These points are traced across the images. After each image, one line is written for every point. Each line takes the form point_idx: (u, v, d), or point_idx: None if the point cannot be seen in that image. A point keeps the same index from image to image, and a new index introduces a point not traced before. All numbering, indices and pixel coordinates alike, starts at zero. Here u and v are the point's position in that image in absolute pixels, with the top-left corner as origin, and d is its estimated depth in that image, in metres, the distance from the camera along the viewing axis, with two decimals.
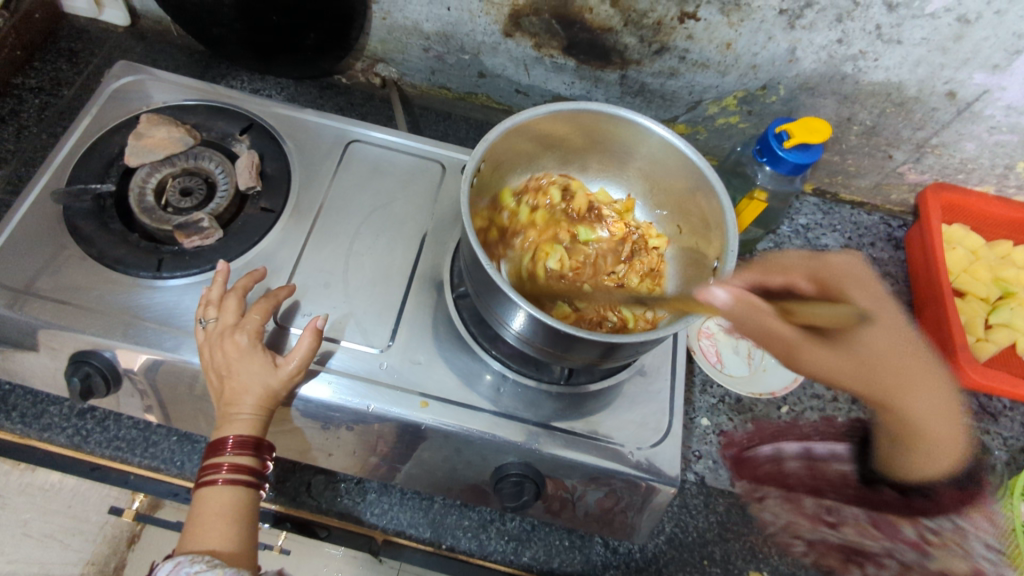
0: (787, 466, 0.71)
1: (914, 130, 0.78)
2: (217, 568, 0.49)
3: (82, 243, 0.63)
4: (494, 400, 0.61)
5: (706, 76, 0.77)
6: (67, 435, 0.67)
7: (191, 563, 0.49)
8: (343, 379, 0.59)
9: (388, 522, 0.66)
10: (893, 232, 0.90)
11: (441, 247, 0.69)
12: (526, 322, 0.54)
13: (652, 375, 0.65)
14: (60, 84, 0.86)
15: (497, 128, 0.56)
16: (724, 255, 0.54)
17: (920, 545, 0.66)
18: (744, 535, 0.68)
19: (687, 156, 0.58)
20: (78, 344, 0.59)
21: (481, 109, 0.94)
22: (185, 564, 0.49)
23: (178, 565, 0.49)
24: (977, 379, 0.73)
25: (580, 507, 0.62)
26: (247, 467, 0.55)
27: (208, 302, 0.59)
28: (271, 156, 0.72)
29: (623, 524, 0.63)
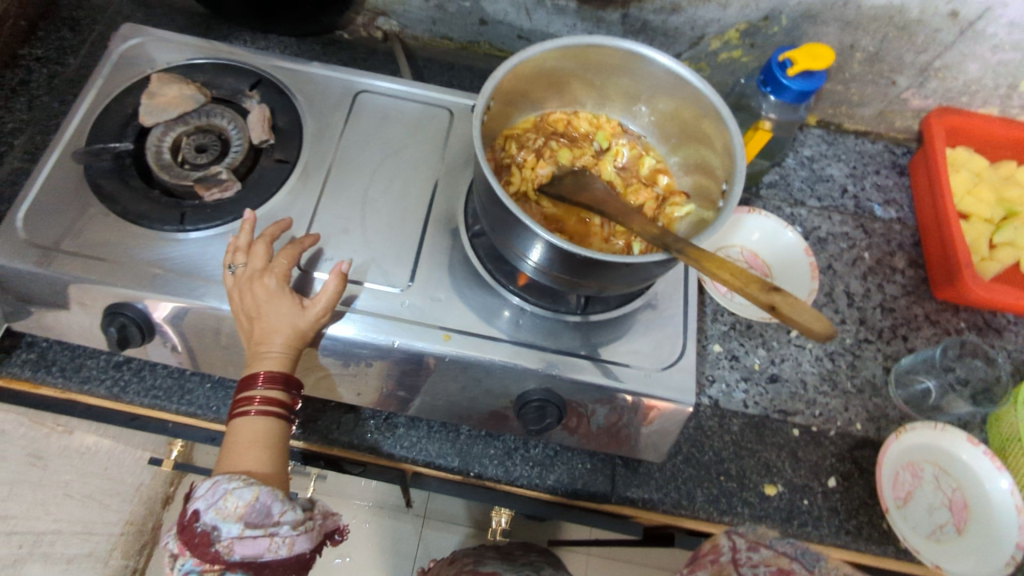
0: (798, 386, 0.74)
1: (918, 53, 0.78)
2: (253, 486, 0.52)
3: (106, 200, 0.65)
4: (514, 332, 0.63)
5: (708, 10, 0.77)
6: (106, 386, 0.69)
7: (229, 481, 0.52)
8: (368, 318, 0.61)
9: (417, 454, 0.69)
10: (898, 160, 0.91)
11: (454, 190, 0.70)
12: (544, 252, 0.55)
13: (664, 304, 0.67)
14: (67, 53, 0.87)
15: (506, 65, 0.57)
16: (733, 179, 0.55)
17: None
18: (759, 452, 0.70)
19: (692, 84, 0.59)
20: (111, 296, 0.61)
21: (484, 57, 0.94)
22: (223, 482, 0.52)
23: (217, 483, 0.52)
24: (981, 293, 0.75)
25: (597, 429, 0.65)
26: (278, 400, 0.57)
27: (236, 249, 0.61)
28: (282, 109, 0.73)
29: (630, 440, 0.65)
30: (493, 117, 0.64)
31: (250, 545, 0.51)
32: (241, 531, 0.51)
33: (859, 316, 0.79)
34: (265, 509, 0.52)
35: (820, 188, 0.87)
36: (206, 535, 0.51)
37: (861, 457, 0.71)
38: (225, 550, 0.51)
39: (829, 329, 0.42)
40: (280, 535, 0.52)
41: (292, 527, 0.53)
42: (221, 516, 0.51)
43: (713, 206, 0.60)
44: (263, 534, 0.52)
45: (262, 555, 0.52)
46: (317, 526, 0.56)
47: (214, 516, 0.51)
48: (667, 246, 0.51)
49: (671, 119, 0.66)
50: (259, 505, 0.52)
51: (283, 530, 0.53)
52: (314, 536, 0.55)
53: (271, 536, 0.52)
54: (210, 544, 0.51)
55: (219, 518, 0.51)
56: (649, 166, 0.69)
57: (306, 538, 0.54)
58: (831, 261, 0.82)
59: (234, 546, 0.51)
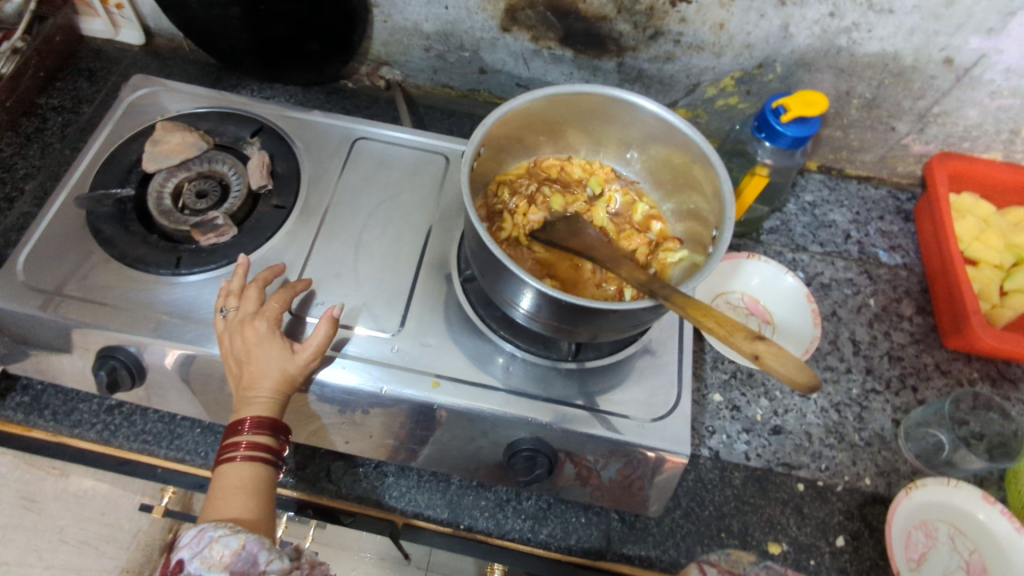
0: (803, 438, 0.71)
1: (915, 99, 0.78)
2: (240, 534, 0.51)
3: (105, 245, 0.66)
4: (505, 378, 0.62)
5: (702, 58, 0.78)
6: (96, 431, 0.69)
7: (215, 528, 0.51)
8: (357, 363, 0.61)
9: (406, 504, 0.67)
10: (902, 205, 0.90)
11: (448, 234, 0.71)
12: (533, 298, 0.55)
13: (660, 351, 0.65)
14: (81, 102, 0.90)
15: (495, 113, 0.58)
16: (722, 225, 0.54)
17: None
18: (762, 508, 0.67)
19: (681, 131, 0.59)
20: (103, 340, 0.62)
21: (485, 105, 0.95)
22: (209, 529, 0.51)
23: (202, 531, 0.51)
24: (992, 342, 0.72)
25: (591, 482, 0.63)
26: (265, 446, 0.56)
27: (229, 293, 0.61)
28: (282, 156, 0.74)
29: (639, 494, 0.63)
30: (484, 162, 0.65)
31: None
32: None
33: (865, 365, 0.76)
34: (251, 557, 0.51)
35: (823, 233, 0.86)
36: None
37: (871, 513, 0.68)
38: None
39: (814, 380, 0.40)
40: None
41: None
42: (206, 565, 0.50)
43: (705, 252, 0.59)
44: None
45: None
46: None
47: (199, 565, 0.50)
48: (653, 293, 0.50)
49: (664, 165, 0.66)
50: (245, 553, 0.50)
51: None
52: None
53: None
54: None
55: (204, 567, 0.50)
56: (643, 212, 0.69)
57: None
58: (834, 308, 0.80)
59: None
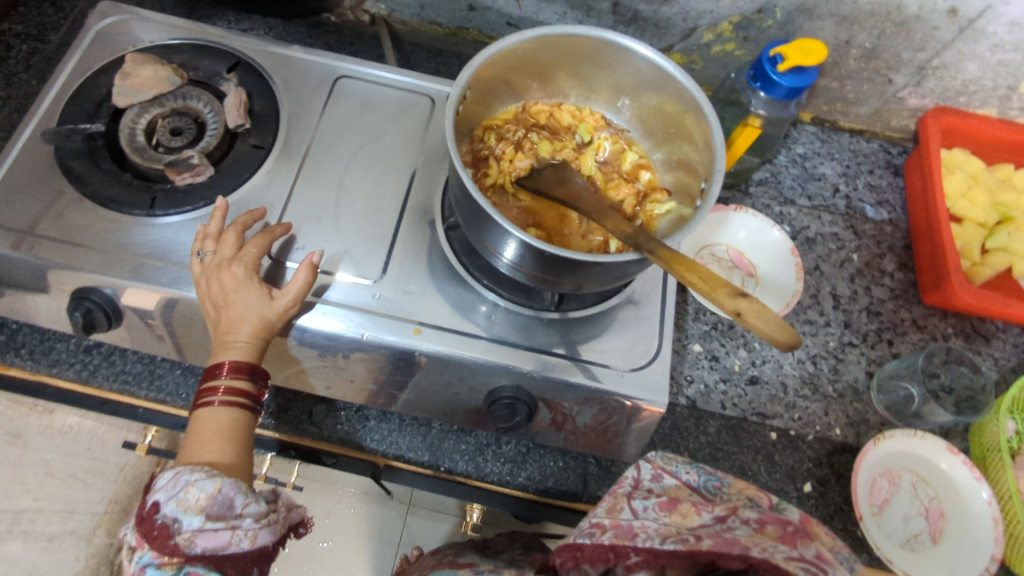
0: (778, 389, 0.73)
1: (915, 51, 0.76)
2: (216, 478, 0.52)
3: (75, 182, 0.64)
4: (486, 327, 0.62)
5: (701, 1, 0.75)
6: (75, 370, 0.68)
7: (191, 473, 0.51)
8: (338, 309, 0.60)
9: (388, 447, 0.68)
10: (893, 160, 0.89)
11: (432, 180, 0.69)
12: (516, 248, 0.54)
13: (643, 302, 0.65)
14: (47, 30, 0.85)
15: (482, 53, 0.56)
16: (711, 178, 0.54)
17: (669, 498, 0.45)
18: (734, 455, 0.69)
19: (675, 78, 0.58)
20: (77, 280, 0.60)
21: (473, 44, 0.92)
22: (185, 473, 0.51)
23: (178, 474, 0.51)
24: (970, 300, 0.73)
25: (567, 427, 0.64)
26: (244, 391, 0.56)
27: (206, 236, 0.60)
28: (260, 93, 0.71)
29: (613, 438, 0.65)
30: (470, 106, 0.63)
31: (211, 538, 0.50)
32: (202, 523, 0.50)
33: (844, 319, 0.77)
34: (228, 501, 0.51)
35: (811, 186, 0.85)
36: (166, 527, 0.50)
37: (839, 462, 0.70)
38: (186, 543, 0.49)
39: (794, 337, 0.40)
40: (242, 528, 0.51)
41: (256, 519, 0.52)
42: (182, 508, 0.50)
43: (693, 205, 0.58)
44: (225, 526, 0.51)
45: (224, 548, 0.51)
46: (281, 519, 0.55)
47: (174, 508, 0.50)
48: (638, 246, 0.49)
49: (655, 113, 0.65)
50: (222, 497, 0.51)
51: (245, 523, 0.52)
52: (277, 529, 0.54)
53: (233, 528, 0.51)
54: (169, 536, 0.50)
55: (180, 510, 0.50)
56: (632, 161, 0.67)
57: (269, 531, 0.53)
58: (818, 262, 0.80)
59: (195, 539, 0.50)
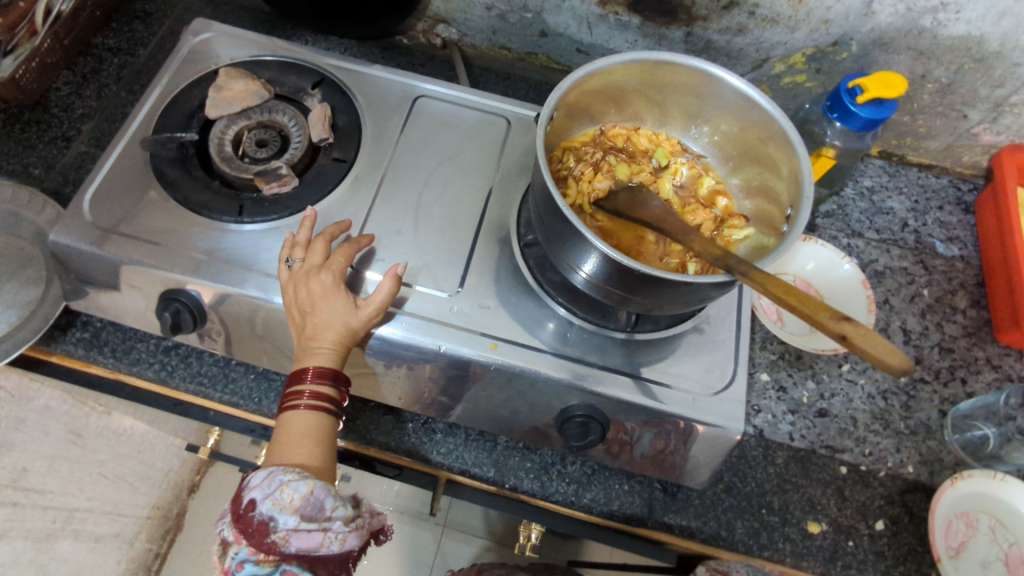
0: (847, 422, 0.71)
1: (993, 87, 0.76)
2: (308, 479, 0.52)
3: (168, 187, 0.67)
4: (560, 345, 0.62)
5: (775, 32, 0.76)
6: (154, 370, 0.70)
7: (285, 473, 0.52)
8: (417, 320, 0.61)
9: (453, 461, 0.68)
10: (963, 196, 0.88)
11: (507, 198, 0.70)
12: (599, 265, 0.54)
13: (715, 327, 0.65)
14: (137, 45, 0.90)
15: (573, 76, 0.57)
16: (799, 204, 0.54)
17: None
18: (804, 488, 0.68)
19: (761, 106, 0.58)
20: (167, 281, 0.63)
21: (541, 69, 0.94)
22: (279, 473, 0.52)
23: (272, 473, 0.52)
24: None
25: (636, 449, 0.63)
26: (327, 396, 0.57)
27: (295, 244, 0.61)
28: (343, 109, 0.74)
29: (673, 464, 0.64)
30: (552, 127, 0.64)
31: (304, 539, 0.51)
32: (297, 523, 0.51)
33: (915, 355, 0.76)
34: (319, 502, 0.52)
35: (879, 220, 0.84)
36: (263, 525, 0.51)
37: (912, 500, 0.68)
38: (282, 542, 0.50)
39: (906, 362, 0.40)
40: (333, 530, 0.52)
41: (344, 523, 0.53)
42: (278, 507, 0.51)
43: (777, 232, 0.58)
44: (317, 528, 0.51)
45: (316, 549, 0.51)
46: (365, 524, 0.55)
47: (271, 506, 0.51)
48: (729, 268, 0.49)
49: (735, 140, 0.65)
50: (314, 499, 0.52)
51: (336, 525, 0.52)
52: (362, 534, 0.55)
53: (325, 530, 0.52)
54: (266, 534, 0.50)
55: (275, 508, 0.51)
56: (709, 187, 0.68)
57: (356, 535, 0.54)
58: (887, 296, 0.79)
59: (290, 538, 0.51)
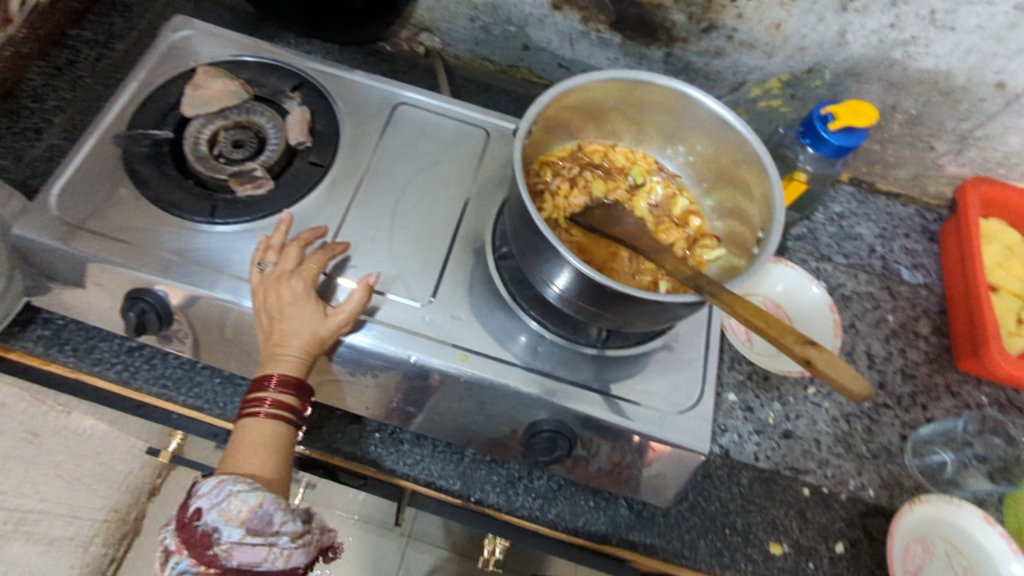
0: (811, 444, 0.73)
1: (959, 120, 0.78)
2: (258, 491, 0.51)
3: (139, 185, 0.65)
4: (530, 359, 0.62)
5: (752, 57, 0.78)
6: (116, 370, 0.69)
7: (235, 483, 0.51)
8: (388, 329, 0.61)
9: (419, 472, 0.68)
10: (928, 225, 0.90)
11: (483, 210, 0.70)
12: (571, 279, 0.55)
13: (684, 346, 0.66)
14: (115, 39, 0.88)
15: (552, 91, 0.57)
16: (770, 227, 0.55)
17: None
18: (767, 509, 0.68)
19: (736, 129, 0.59)
20: (132, 281, 0.61)
21: (523, 82, 0.94)
22: (229, 483, 0.51)
23: (222, 483, 0.51)
24: (1010, 370, 0.73)
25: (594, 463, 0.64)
26: (288, 405, 0.56)
27: (268, 247, 0.61)
28: (322, 113, 0.73)
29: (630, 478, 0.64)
30: (531, 141, 0.64)
31: (248, 553, 0.50)
32: (242, 537, 0.50)
33: (879, 380, 0.77)
34: (267, 516, 0.51)
35: (848, 245, 0.86)
36: (206, 536, 0.50)
37: (871, 524, 0.69)
38: (224, 554, 0.50)
39: (866, 389, 0.41)
40: (278, 546, 0.51)
41: (291, 539, 0.52)
42: (224, 518, 0.50)
43: (747, 254, 0.59)
44: (263, 542, 0.51)
45: (259, 564, 0.51)
46: (314, 540, 0.55)
47: (216, 517, 0.50)
48: (699, 288, 0.50)
49: (709, 162, 0.66)
50: (262, 512, 0.51)
51: (282, 541, 0.52)
52: (310, 551, 0.54)
53: (270, 545, 0.51)
54: (208, 546, 0.50)
55: (221, 520, 0.50)
56: (682, 206, 0.69)
57: (303, 552, 0.53)
58: (853, 320, 0.81)
59: (233, 551, 0.50)
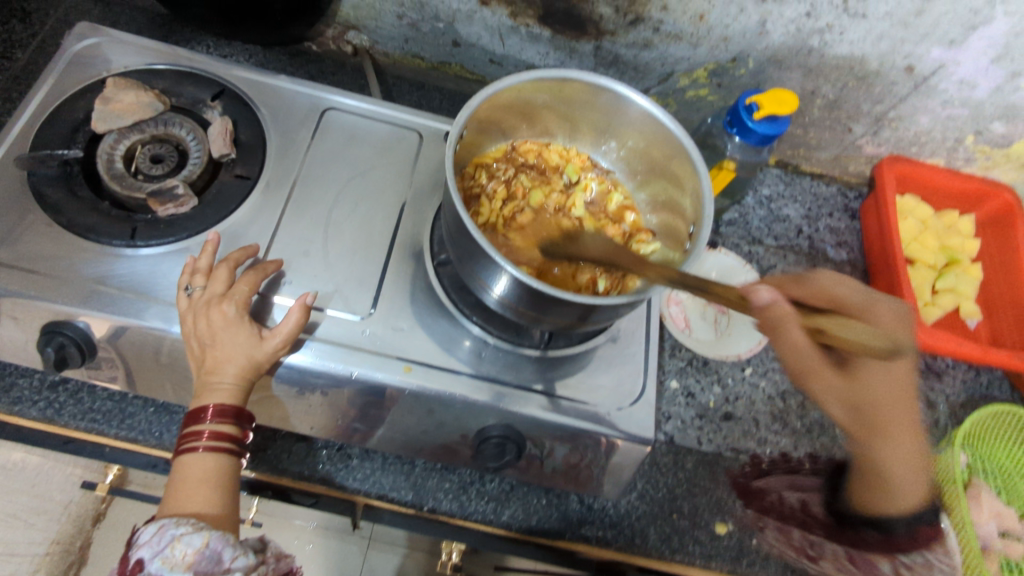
0: (750, 425, 0.77)
1: (874, 103, 0.81)
2: (202, 531, 0.51)
3: (50, 210, 0.61)
4: (475, 365, 0.62)
5: (679, 48, 0.79)
6: (39, 409, 0.67)
7: (177, 526, 0.51)
8: (328, 346, 0.59)
9: (370, 487, 0.70)
10: (850, 204, 0.94)
11: (420, 216, 0.69)
12: (508, 285, 0.55)
13: (626, 340, 0.68)
14: (12, 47, 0.82)
15: (481, 94, 0.57)
16: (701, 222, 0.56)
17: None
18: (711, 490, 0.73)
19: (665, 126, 0.60)
20: (49, 313, 0.58)
21: (455, 79, 0.93)
22: (170, 527, 0.51)
23: (163, 528, 0.51)
24: (925, 339, 0.78)
25: (547, 463, 0.65)
26: (228, 435, 0.56)
27: (195, 270, 0.59)
28: (245, 122, 0.70)
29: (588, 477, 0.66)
30: (465, 145, 0.63)
31: None
32: None
33: None
34: (215, 555, 0.51)
35: (777, 227, 0.90)
36: None
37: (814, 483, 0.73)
38: None
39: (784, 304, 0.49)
40: None
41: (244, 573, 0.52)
42: (168, 566, 0.50)
43: (681, 246, 0.61)
44: None
45: None
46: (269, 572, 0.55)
47: (160, 565, 0.50)
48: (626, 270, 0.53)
49: (640, 157, 0.67)
50: (210, 552, 0.51)
51: None
52: None
53: None
54: None
55: (165, 567, 0.50)
56: (618, 202, 0.70)
57: None
58: None
59: None
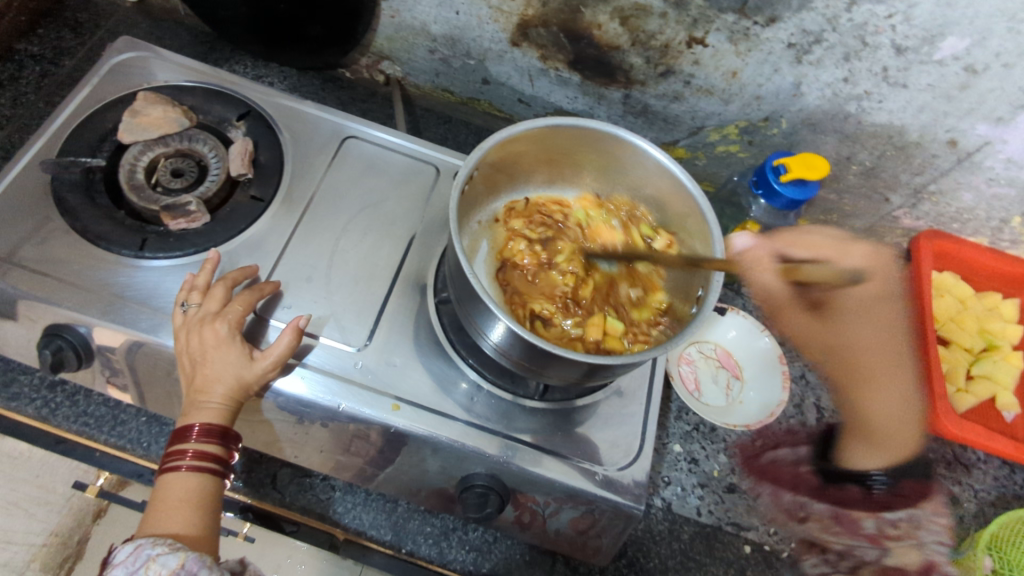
0: (755, 500, 0.73)
1: (913, 174, 0.78)
2: (179, 552, 0.50)
3: (67, 215, 0.63)
4: (468, 409, 0.60)
5: (710, 103, 0.77)
6: (35, 407, 0.69)
7: (153, 547, 0.50)
8: (319, 375, 0.59)
9: (350, 521, 0.68)
10: None
11: (428, 251, 0.68)
12: (502, 334, 0.53)
13: (629, 398, 0.64)
14: (62, 54, 0.86)
15: (493, 137, 0.56)
16: (709, 284, 0.53)
17: (878, 540, 0.67)
18: (706, 566, 0.69)
19: (681, 181, 0.58)
20: (53, 317, 0.59)
21: (483, 115, 0.93)
22: (147, 547, 0.49)
23: (140, 548, 0.50)
24: (952, 429, 0.73)
25: (552, 523, 0.63)
26: (213, 455, 0.55)
27: (193, 287, 0.59)
28: (266, 144, 0.71)
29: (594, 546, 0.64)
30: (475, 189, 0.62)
31: None
32: None
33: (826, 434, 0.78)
34: None
35: None
36: None
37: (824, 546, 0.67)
38: None
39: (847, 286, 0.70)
40: None
41: None
42: None
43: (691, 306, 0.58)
44: None
45: None
46: None
47: None
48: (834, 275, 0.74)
49: (655, 210, 0.65)
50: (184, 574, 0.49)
51: None
52: None
53: None
54: None
55: None
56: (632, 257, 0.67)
57: None
58: (805, 370, 0.83)
59: None
